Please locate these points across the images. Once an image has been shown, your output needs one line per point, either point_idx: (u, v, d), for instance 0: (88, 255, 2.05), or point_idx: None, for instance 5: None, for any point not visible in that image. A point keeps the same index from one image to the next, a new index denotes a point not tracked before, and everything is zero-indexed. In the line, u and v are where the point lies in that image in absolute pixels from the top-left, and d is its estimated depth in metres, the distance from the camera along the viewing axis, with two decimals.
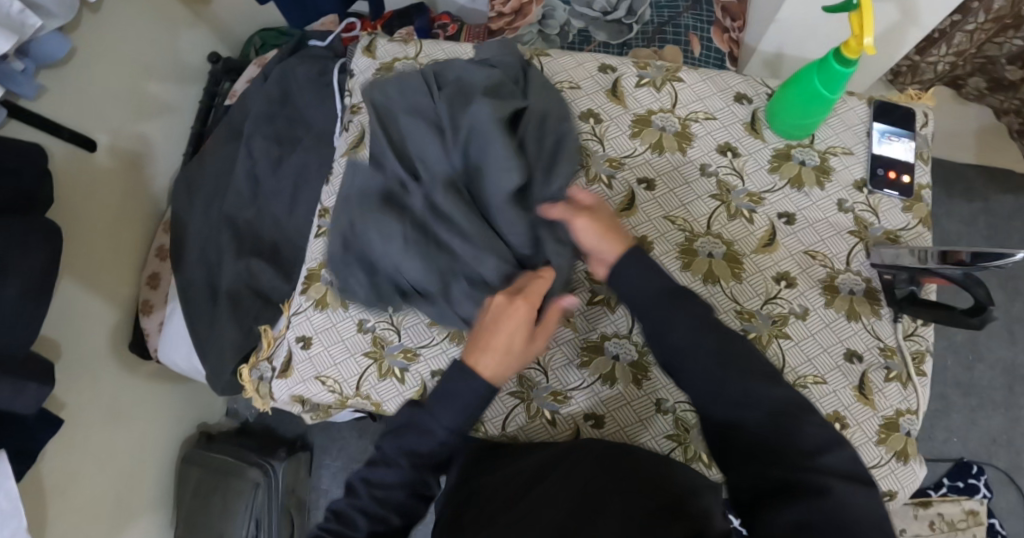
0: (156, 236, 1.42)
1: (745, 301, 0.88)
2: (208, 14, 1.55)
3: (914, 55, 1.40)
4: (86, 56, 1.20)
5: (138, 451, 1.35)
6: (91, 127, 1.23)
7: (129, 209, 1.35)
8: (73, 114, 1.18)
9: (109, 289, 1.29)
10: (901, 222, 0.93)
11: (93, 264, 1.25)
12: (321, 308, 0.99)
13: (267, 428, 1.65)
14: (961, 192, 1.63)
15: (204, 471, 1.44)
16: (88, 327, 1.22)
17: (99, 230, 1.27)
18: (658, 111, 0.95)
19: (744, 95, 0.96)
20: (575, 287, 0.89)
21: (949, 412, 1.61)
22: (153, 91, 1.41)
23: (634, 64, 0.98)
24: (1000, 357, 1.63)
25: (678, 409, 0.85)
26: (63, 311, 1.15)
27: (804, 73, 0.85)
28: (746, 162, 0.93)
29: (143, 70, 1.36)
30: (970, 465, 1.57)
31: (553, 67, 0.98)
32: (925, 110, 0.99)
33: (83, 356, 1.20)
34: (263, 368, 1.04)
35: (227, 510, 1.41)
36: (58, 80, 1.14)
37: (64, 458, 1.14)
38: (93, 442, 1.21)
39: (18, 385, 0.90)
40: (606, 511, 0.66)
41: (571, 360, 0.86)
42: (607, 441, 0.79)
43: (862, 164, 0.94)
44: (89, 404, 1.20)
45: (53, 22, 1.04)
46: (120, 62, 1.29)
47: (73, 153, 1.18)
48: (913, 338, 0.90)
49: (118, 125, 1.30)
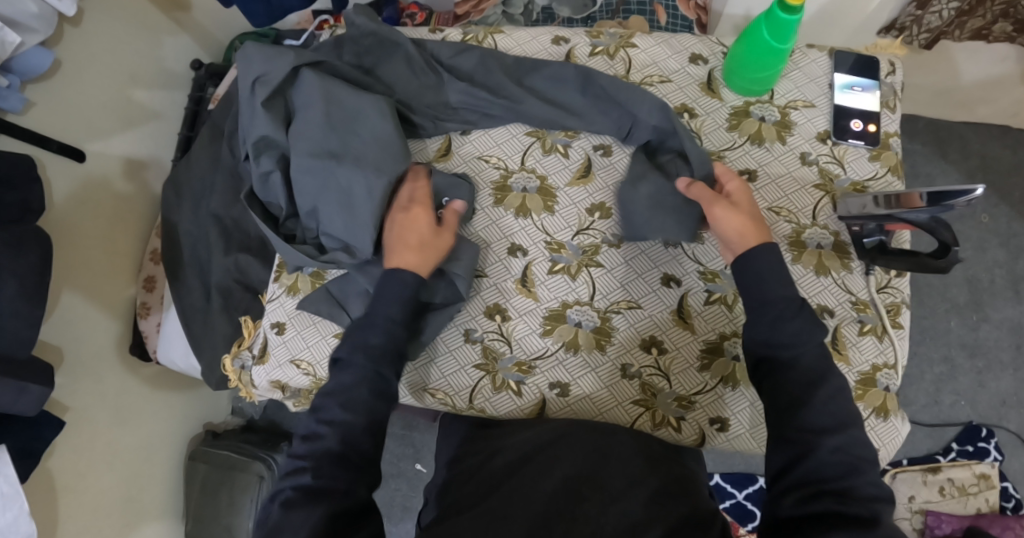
0: (150, 240, 1.40)
1: (709, 261, 0.86)
2: (188, 20, 1.53)
3: (914, 7, 1.18)
4: (74, 65, 1.20)
5: (147, 454, 1.35)
6: (81, 137, 1.21)
7: (121, 214, 1.33)
8: (63, 126, 1.17)
9: (104, 294, 1.27)
10: (869, 172, 0.91)
11: (89, 269, 1.24)
12: (293, 294, 1.00)
13: (272, 422, 1.62)
14: (957, 149, 1.55)
15: (210, 467, 1.42)
16: (88, 330, 1.22)
17: (93, 234, 1.25)
18: (612, 77, 0.94)
19: (700, 55, 0.94)
20: (535, 257, 0.88)
21: (955, 376, 1.52)
22: (140, 100, 1.39)
23: (587, 33, 0.97)
24: (1007, 316, 1.53)
25: (643, 374, 0.83)
26: (62, 316, 1.15)
27: (754, 26, 0.83)
28: (704, 122, 0.92)
29: (130, 76, 1.35)
30: (978, 428, 1.49)
31: (506, 42, 0.98)
32: (891, 59, 0.96)
33: (84, 359, 1.20)
34: (246, 356, 1.03)
35: (233, 505, 1.39)
36: (45, 94, 1.14)
37: (70, 458, 1.15)
38: (99, 443, 1.21)
39: (23, 385, 0.91)
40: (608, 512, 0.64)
41: (534, 329, 0.86)
42: (581, 424, 0.77)
43: (826, 116, 0.92)
44: (92, 405, 1.20)
45: (34, 36, 1.06)
46: (104, 70, 1.28)
47: (66, 163, 1.17)
48: (887, 290, 0.88)
49: (108, 133, 1.29)
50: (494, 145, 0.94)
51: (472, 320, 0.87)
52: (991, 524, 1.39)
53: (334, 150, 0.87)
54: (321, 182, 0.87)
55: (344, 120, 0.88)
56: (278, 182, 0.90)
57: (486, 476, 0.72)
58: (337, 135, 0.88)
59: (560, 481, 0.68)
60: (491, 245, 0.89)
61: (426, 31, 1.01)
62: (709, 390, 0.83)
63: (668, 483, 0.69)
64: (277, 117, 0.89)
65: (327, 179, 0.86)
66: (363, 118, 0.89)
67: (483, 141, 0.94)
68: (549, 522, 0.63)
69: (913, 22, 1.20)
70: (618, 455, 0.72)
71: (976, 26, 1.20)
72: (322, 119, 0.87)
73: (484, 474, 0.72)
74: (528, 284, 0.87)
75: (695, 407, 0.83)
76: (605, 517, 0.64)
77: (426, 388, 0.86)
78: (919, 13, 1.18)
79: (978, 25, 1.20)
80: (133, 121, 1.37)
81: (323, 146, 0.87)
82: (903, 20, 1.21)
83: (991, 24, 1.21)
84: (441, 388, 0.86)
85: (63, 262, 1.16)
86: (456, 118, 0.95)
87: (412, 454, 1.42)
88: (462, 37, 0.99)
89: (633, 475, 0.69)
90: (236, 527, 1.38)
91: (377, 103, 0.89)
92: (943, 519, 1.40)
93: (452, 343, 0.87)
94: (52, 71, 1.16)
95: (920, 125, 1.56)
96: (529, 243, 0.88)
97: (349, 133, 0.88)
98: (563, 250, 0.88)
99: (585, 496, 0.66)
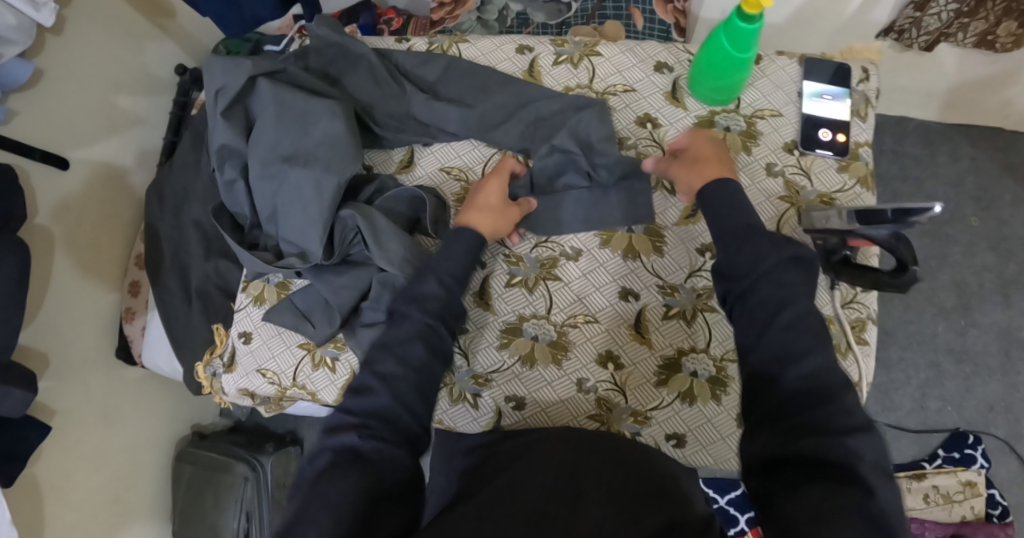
0: (136, 244, 1.28)
1: (668, 275, 0.85)
2: (174, 26, 1.38)
3: (912, 9, 1.08)
4: (59, 71, 1.10)
5: (136, 457, 1.26)
6: (63, 145, 1.11)
7: (105, 217, 1.21)
8: (51, 134, 1.08)
9: (90, 300, 1.17)
10: (837, 184, 0.88)
11: (75, 268, 1.14)
12: (260, 304, 0.96)
13: (259, 423, 1.50)
14: (946, 152, 1.52)
15: (196, 467, 1.33)
16: (75, 331, 1.14)
17: (79, 237, 1.15)
18: (576, 86, 0.94)
19: (665, 64, 0.93)
20: (494, 270, 0.88)
21: (942, 381, 1.46)
22: (124, 107, 1.26)
23: (552, 42, 0.96)
24: (995, 321, 1.47)
25: (599, 389, 0.83)
26: (45, 318, 1.07)
27: (713, 35, 0.82)
28: (667, 132, 0.90)
29: (113, 84, 1.22)
30: (966, 434, 1.42)
31: (472, 51, 0.97)
32: (864, 65, 0.94)
33: (70, 363, 1.12)
34: (217, 364, 0.99)
35: (218, 506, 1.31)
36: (31, 102, 1.05)
37: (61, 464, 1.08)
38: (84, 449, 1.13)
39: (7, 389, 0.89)
40: (592, 508, 0.64)
41: (491, 342, 0.86)
42: (561, 433, 0.77)
43: (793, 126, 0.91)
44: (78, 406, 1.12)
45: (12, 47, 0.96)
46: (93, 72, 1.17)
47: (51, 174, 1.08)
48: (853, 305, 0.85)
49: (94, 139, 1.18)
50: (457, 156, 0.94)
51: None
52: (975, 530, 1.34)
53: (288, 154, 0.87)
54: (276, 186, 0.87)
55: (296, 121, 0.88)
56: (241, 189, 0.90)
57: (473, 486, 0.71)
58: (290, 137, 0.88)
59: (551, 477, 0.68)
60: None
61: (393, 41, 1.00)
62: (666, 406, 0.82)
63: (662, 485, 0.69)
64: (237, 126, 0.89)
65: (280, 182, 0.87)
66: (315, 119, 0.88)
67: (445, 152, 0.94)
68: (541, 516, 0.64)
69: (911, 24, 1.10)
70: (612, 456, 0.72)
71: (979, 28, 1.08)
72: (274, 123, 0.87)
73: (475, 481, 0.71)
74: (486, 298, 0.87)
75: (651, 423, 0.82)
76: (604, 511, 0.64)
77: None
78: (917, 15, 1.08)
79: (981, 28, 1.08)
80: (117, 129, 1.24)
81: (277, 151, 0.87)
82: (900, 23, 1.11)
83: (995, 23, 1.06)
84: None
85: (46, 264, 1.07)
86: (417, 126, 0.94)
87: None
88: (427, 47, 0.98)
89: (625, 475, 0.69)
90: (222, 529, 1.29)
91: (330, 105, 0.88)
92: (926, 526, 1.36)
93: None
94: (34, 79, 1.06)
95: (909, 128, 1.53)
96: (487, 255, 0.88)
97: (301, 134, 0.88)
98: (522, 263, 0.88)
99: (574, 498, 0.65)
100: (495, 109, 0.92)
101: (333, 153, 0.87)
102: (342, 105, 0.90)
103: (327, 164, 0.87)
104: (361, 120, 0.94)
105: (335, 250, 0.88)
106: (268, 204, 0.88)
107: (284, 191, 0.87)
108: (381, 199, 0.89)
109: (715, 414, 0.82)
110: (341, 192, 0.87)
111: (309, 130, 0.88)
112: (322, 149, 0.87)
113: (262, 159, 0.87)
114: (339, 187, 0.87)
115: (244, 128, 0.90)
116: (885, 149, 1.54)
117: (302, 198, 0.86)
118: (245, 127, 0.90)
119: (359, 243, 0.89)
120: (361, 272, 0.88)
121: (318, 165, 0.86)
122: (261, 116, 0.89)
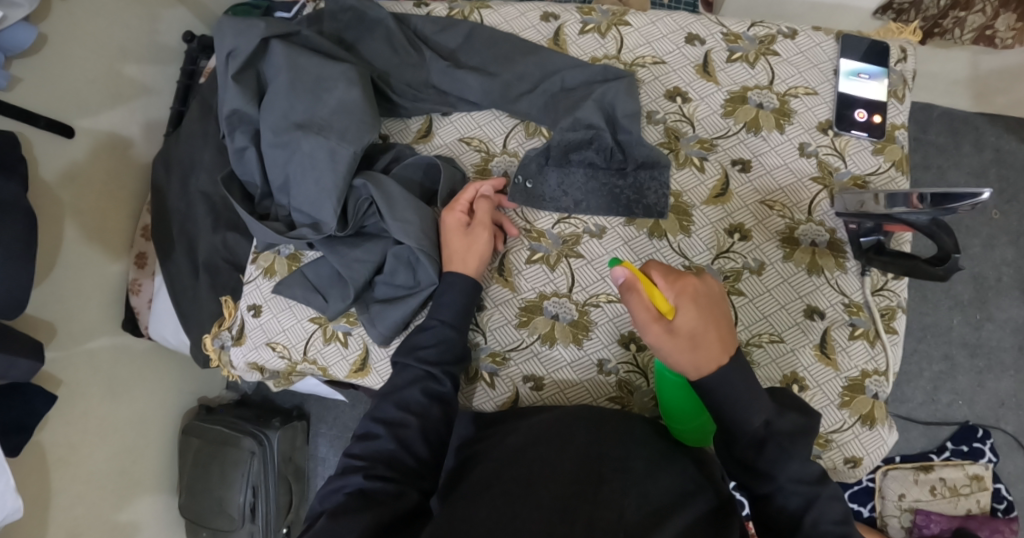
0: (142, 213, 1.24)
1: (694, 255, 0.84)
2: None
3: None
4: (65, 37, 1.05)
5: (140, 430, 1.23)
6: (70, 110, 1.07)
7: (112, 185, 1.18)
8: (56, 100, 1.04)
9: (96, 270, 1.15)
10: (871, 165, 0.85)
11: (80, 238, 1.10)
12: (270, 276, 0.93)
13: (266, 397, 1.49)
14: (971, 142, 1.43)
15: (204, 442, 1.30)
16: (79, 302, 1.10)
17: (87, 205, 1.12)
18: (603, 57, 0.90)
19: (697, 36, 0.90)
20: (514, 246, 0.86)
21: (955, 375, 1.39)
22: (133, 73, 1.21)
23: (579, 10, 0.93)
24: (1012, 316, 1.39)
25: (620, 371, 0.82)
26: (49, 288, 1.04)
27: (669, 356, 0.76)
28: (697, 107, 0.87)
29: (119, 50, 1.16)
30: (975, 428, 1.36)
31: (494, 18, 0.93)
32: (903, 44, 0.89)
33: (75, 333, 1.09)
34: (225, 336, 0.96)
35: (226, 480, 1.29)
36: (35, 69, 1.00)
37: (66, 436, 1.06)
38: (90, 420, 1.10)
39: (12, 360, 0.86)
40: (618, 495, 0.62)
41: (510, 320, 0.84)
42: (585, 408, 0.75)
43: (828, 105, 0.87)
44: (82, 376, 1.09)
45: (17, 11, 0.92)
46: (101, 34, 1.12)
47: (55, 142, 1.04)
48: (883, 293, 0.83)
49: (103, 106, 1.14)
50: (476, 126, 0.90)
51: None
52: (980, 526, 1.29)
53: (302, 121, 0.84)
54: (289, 155, 0.84)
55: (309, 88, 0.84)
56: (253, 158, 0.87)
57: (492, 461, 0.70)
58: (304, 104, 0.84)
59: (574, 459, 0.66)
60: None
61: (411, 6, 0.96)
62: None
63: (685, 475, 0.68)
64: (250, 91, 0.86)
65: (291, 152, 0.84)
66: (329, 87, 0.84)
67: (465, 121, 0.91)
68: (568, 504, 0.61)
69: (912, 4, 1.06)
70: (632, 438, 0.70)
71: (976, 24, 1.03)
72: (288, 89, 0.84)
73: (499, 459, 0.69)
74: (504, 273, 0.85)
75: None
76: (629, 498, 0.62)
77: None
78: None
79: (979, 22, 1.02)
80: (125, 97, 1.19)
81: (290, 118, 0.84)
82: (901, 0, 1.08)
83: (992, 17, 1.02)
84: None
85: (50, 234, 1.04)
86: (436, 95, 0.91)
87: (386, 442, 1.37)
88: (448, 12, 0.95)
89: (645, 463, 0.67)
90: (228, 503, 1.28)
91: (346, 71, 0.85)
92: (932, 518, 1.30)
93: None
94: (37, 44, 1.01)
95: (934, 115, 1.44)
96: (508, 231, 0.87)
97: (316, 101, 0.84)
98: (543, 239, 0.86)
99: (600, 481, 0.63)
100: (517, 80, 0.89)
101: (346, 121, 0.84)
102: (358, 71, 0.86)
103: (341, 132, 0.83)
104: (377, 87, 0.90)
105: (350, 222, 0.85)
106: (280, 171, 0.86)
107: (297, 159, 0.84)
108: (396, 169, 0.87)
109: None
110: (356, 161, 0.84)
111: (322, 97, 0.84)
112: (336, 117, 0.84)
113: (275, 126, 0.84)
114: (354, 157, 0.83)
115: (255, 96, 0.86)
116: (908, 137, 1.45)
117: (316, 167, 0.83)
118: (257, 93, 0.87)
119: (374, 214, 0.86)
120: (375, 245, 0.86)
121: (333, 135, 0.83)
122: (274, 82, 0.85)
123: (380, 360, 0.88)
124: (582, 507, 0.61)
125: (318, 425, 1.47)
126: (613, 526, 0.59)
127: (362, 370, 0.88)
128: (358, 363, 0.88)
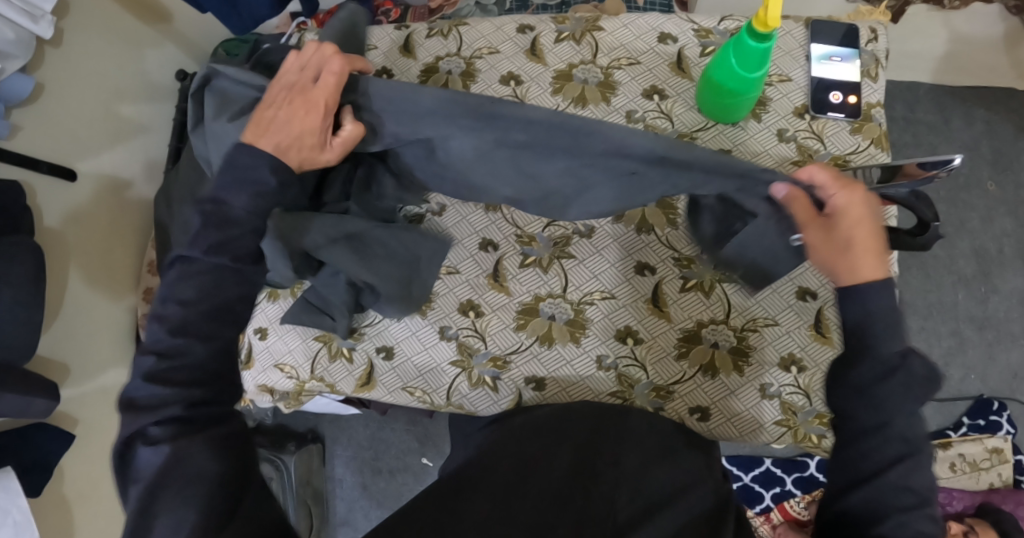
0: (148, 250, 1.28)
1: (683, 246, 0.86)
2: (173, 33, 1.35)
3: None
4: (61, 84, 1.09)
5: None
6: (70, 155, 1.10)
7: (116, 226, 1.21)
8: (55, 146, 1.07)
9: (106, 310, 1.18)
10: (850, 146, 0.87)
11: (90, 276, 1.14)
12: (275, 299, 0.93)
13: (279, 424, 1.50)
14: (960, 117, 1.43)
15: None
16: (91, 340, 1.13)
17: (93, 247, 1.15)
18: (580, 63, 0.93)
19: (670, 35, 0.92)
20: (507, 252, 0.88)
21: (964, 349, 1.37)
22: (127, 116, 1.24)
23: (553, 20, 0.95)
24: (1016, 285, 1.39)
25: (619, 365, 0.84)
26: (62, 328, 1.07)
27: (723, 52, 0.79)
28: (674, 104, 0.90)
29: (113, 96, 1.20)
30: (990, 401, 1.34)
31: (472, 35, 0.96)
32: (873, 26, 0.91)
33: (88, 370, 1.12)
34: None
35: None
36: (35, 116, 1.03)
37: (85, 471, 1.08)
38: (107, 454, 1.12)
39: (30, 398, 0.88)
40: (614, 493, 0.64)
41: (508, 324, 0.86)
42: (588, 403, 0.76)
43: (803, 90, 0.89)
44: (98, 414, 1.12)
45: (12, 62, 0.95)
46: (94, 80, 1.15)
47: (58, 186, 1.07)
48: None
49: (100, 151, 1.17)
50: None
51: (446, 317, 0.88)
52: (1003, 499, 1.29)
53: None
54: None
55: None
56: None
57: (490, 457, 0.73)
58: None
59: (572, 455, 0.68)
60: (462, 241, 0.89)
61: (392, 29, 0.99)
62: (687, 379, 0.83)
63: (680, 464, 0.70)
64: None
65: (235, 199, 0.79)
66: None
67: None
68: (563, 498, 0.63)
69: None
70: (627, 430, 0.72)
71: None
72: None
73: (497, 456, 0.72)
74: (500, 279, 0.88)
75: (672, 397, 0.83)
76: (620, 493, 0.64)
77: (405, 387, 0.88)
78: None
79: None
80: (121, 139, 1.23)
81: None
82: None
83: None
84: (419, 386, 0.88)
85: (60, 275, 1.07)
86: None
87: (417, 448, 1.42)
88: (428, 32, 0.97)
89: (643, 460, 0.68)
90: None
91: None
92: (955, 495, 1.32)
93: (428, 340, 0.87)
94: (34, 93, 1.04)
95: (921, 92, 1.44)
96: (499, 238, 0.89)
97: None
98: (534, 243, 0.88)
99: (594, 478, 0.65)
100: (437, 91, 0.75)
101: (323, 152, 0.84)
102: None
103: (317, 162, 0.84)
104: None
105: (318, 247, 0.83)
106: None
107: None
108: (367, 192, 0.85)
109: (738, 387, 0.82)
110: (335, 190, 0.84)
111: None
112: None
113: None
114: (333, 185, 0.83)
115: None
116: (897, 117, 1.45)
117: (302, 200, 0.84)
118: None
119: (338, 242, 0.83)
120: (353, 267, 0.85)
121: None
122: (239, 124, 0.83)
123: (384, 371, 0.88)
124: (576, 501, 0.63)
125: (333, 448, 1.45)
126: (603, 518, 0.61)
127: (366, 384, 0.89)
128: (363, 378, 0.88)
